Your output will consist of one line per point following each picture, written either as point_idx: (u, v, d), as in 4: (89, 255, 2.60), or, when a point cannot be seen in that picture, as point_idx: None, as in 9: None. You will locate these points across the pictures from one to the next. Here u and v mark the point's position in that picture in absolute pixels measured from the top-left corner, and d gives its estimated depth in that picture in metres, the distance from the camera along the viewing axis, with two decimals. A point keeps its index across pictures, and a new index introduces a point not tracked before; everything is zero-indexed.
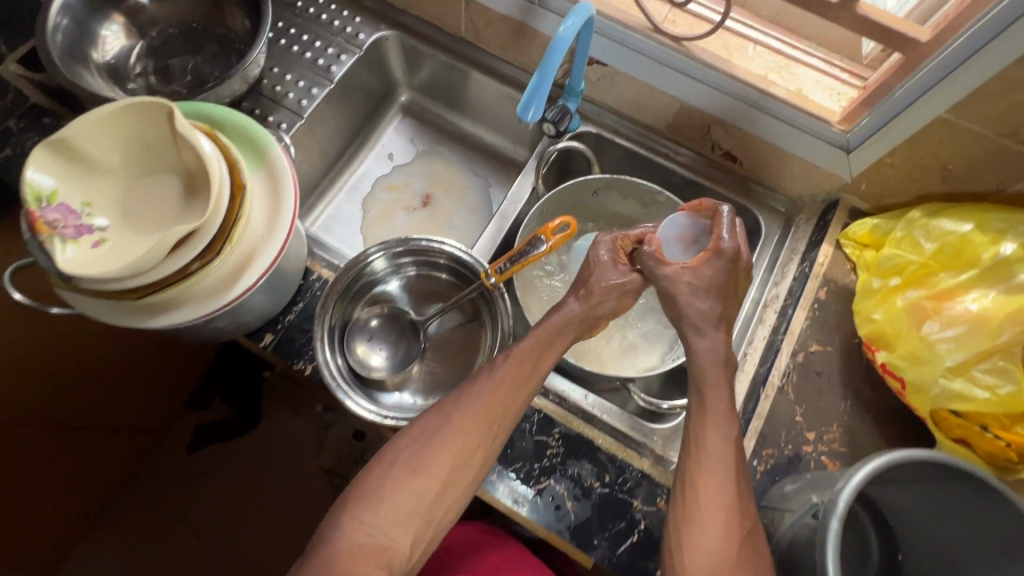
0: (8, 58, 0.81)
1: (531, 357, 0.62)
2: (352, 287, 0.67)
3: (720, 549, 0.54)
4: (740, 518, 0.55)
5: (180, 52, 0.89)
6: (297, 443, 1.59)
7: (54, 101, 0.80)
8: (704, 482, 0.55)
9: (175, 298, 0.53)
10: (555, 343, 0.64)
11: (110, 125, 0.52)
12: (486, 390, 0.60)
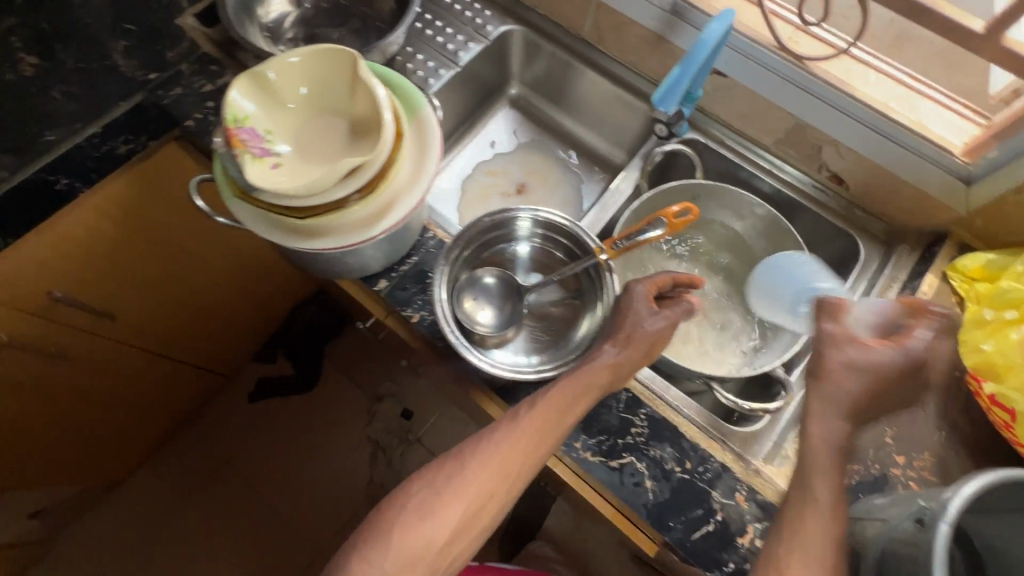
0: (188, 12, 0.92)
1: (552, 412, 0.61)
2: (483, 243, 0.73)
3: None
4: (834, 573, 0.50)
5: (328, 24, 0.98)
6: (349, 410, 1.65)
7: (220, 51, 0.90)
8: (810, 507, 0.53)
9: (329, 225, 0.59)
10: (578, 399, 0.62)
11: (306, 67, 0.59)
12: (504, 442, 0.61)
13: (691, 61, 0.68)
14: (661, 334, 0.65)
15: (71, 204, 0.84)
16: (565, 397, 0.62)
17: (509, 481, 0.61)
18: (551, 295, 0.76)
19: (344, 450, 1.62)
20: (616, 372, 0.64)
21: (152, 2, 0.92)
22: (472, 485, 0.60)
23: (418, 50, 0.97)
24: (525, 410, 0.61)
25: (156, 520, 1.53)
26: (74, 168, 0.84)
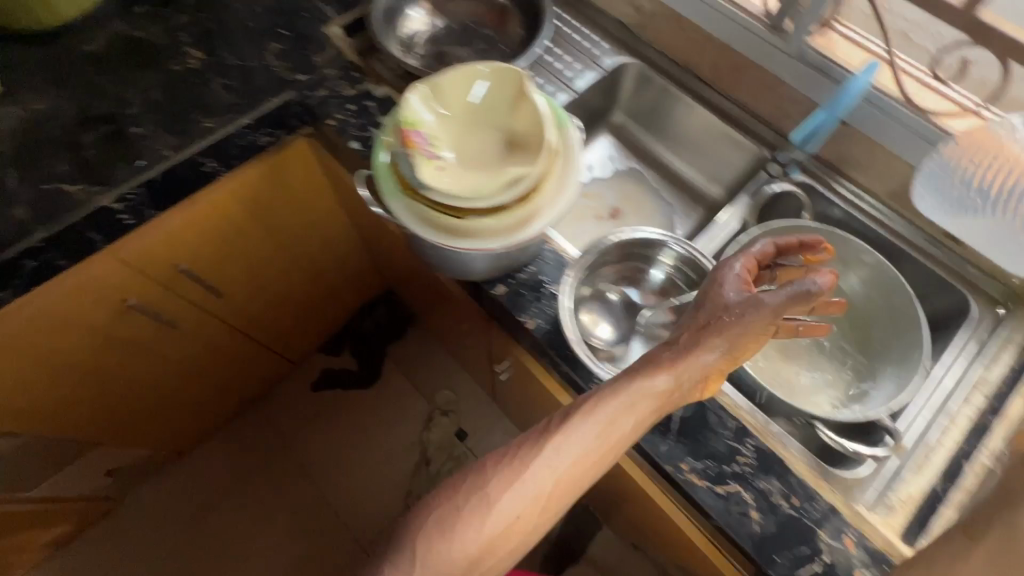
0: (335, 22, 1.00)
1: (597, 432, 0.60)
2: (621, 260, 0.82)
3: None
4: None
5: (456, 43, 1.04)
6: (405, 411, 1.69)
7: (360, 59, 0.97)
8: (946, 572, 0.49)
9: (480, 227, 0.62)
10: (622, 414, 0.61)
11: (481, 85, 0.65)
12: (545, 458, 0.60)
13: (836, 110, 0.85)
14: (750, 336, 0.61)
15: (209, 185, 0.95)
16: (618, 411, 0.61)
17: (553, 498, 0.60)
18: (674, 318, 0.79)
19: (397, 451, 1.64)
20: (677, 385, 0.61)
21: (305, 12, 1.01)
22: (517, 492, 0.60)
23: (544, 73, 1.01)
24: (568, 426, 0.60)
25: (214, 494, 1.60)
26: (222, 153, 0.92)
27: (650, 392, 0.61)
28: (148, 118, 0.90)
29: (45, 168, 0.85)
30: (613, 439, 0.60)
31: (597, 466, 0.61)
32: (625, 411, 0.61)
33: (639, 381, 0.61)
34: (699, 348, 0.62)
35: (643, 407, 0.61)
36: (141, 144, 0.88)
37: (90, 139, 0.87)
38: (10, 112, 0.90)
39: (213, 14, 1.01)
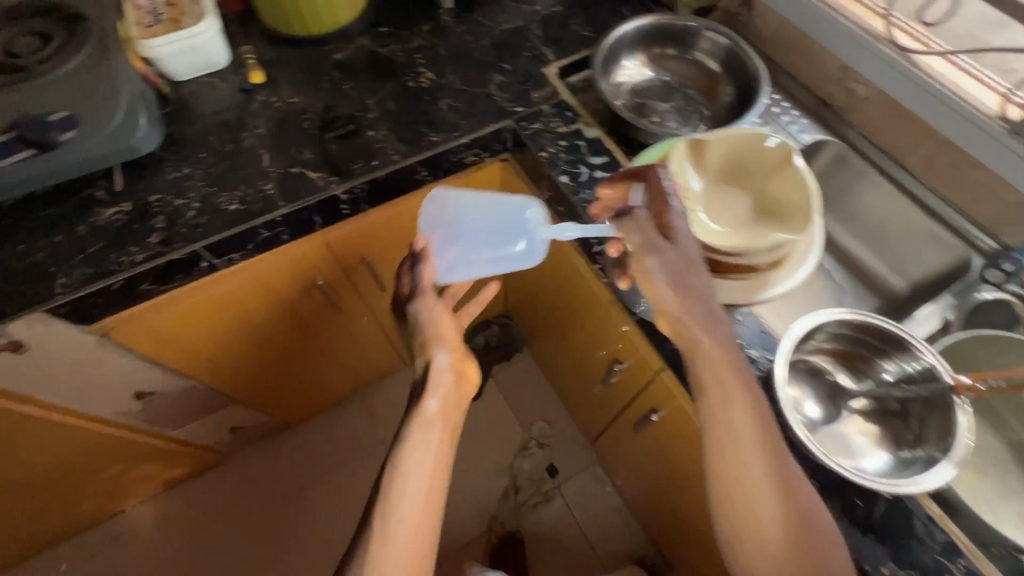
0: (554, 64, 1.08)
1: (420, 451, 0.75)
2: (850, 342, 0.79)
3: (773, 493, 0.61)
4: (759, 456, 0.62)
5: (658, 98, 1.09)
6: (500, 433, 1.71)
7: (574, 101, 1.03)
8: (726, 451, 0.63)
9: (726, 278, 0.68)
10: (429, 427, 0.77)
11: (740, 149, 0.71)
12: (394, 520, 0.70)
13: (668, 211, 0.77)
14: (444, 325, 0.85)
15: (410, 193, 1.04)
16: (419, 443, 0.76)
17: (422, 548, 0.70)
18: (877, 413, 0.79)
19: (486, 472, 1.66)
20: (445, 401, 0.80)
21: (528, 51, 1.10)
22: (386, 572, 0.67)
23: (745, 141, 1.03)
24: (389, 472, 0.74)
25: (309, 473, 1.67)
26: (434, 165, 1.00)
27: (431, 415, 0.78)
28: (383, 124, 1.00)
29: (293, 154, 0.96)
30: (428, 443, 0.76)
31: (433, 506, 0.72)
32: (417, 448, 0.75)
33: (417, 418, 0.78)
34: (429, 364, 0.81)
35: (433, 433, 0.77)
36: (376, 147, 0.97)
37: (334, 135, 0.98)
38: (270, 104, 1.03)
39: (445, 42, 1.12)
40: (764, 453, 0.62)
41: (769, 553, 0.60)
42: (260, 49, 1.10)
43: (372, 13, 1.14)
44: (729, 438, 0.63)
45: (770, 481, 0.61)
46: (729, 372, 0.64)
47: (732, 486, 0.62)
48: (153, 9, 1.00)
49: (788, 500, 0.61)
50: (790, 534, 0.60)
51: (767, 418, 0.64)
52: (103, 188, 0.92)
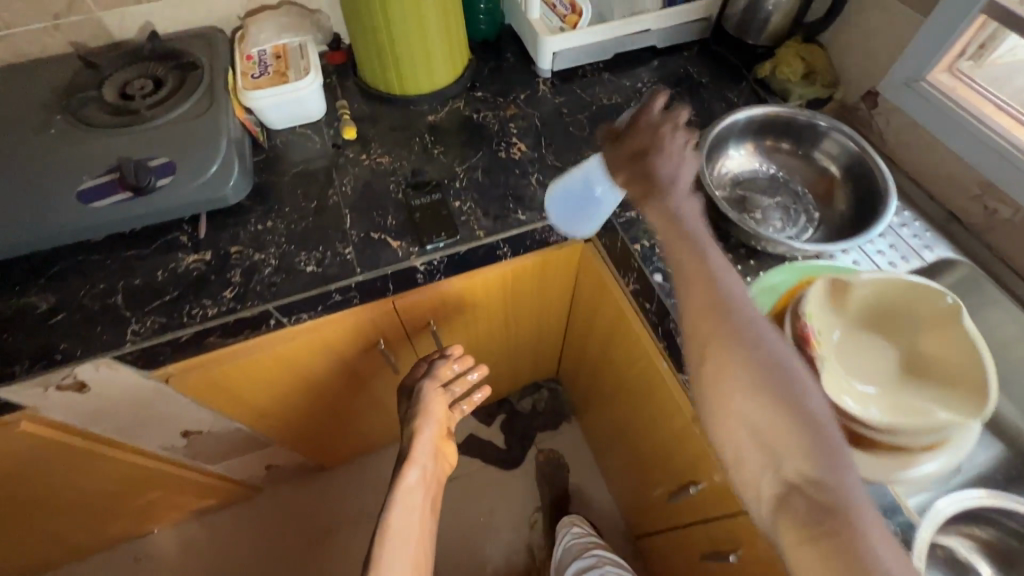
0: None
1: (409, 509, 0.88)
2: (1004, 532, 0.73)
3: (752, 380, 0.56)
4: (739, 333, 0.58)
5: (763, 192, 1.01)
6: (538, 508, 1.60)
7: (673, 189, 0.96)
8: (707, 332, 0.60)
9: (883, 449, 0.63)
10: (413, 490, 0.90)
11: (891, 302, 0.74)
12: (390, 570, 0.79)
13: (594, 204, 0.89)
14: (437, 406, 0.99)
15: (486, 267, 0.98)
16: (402, 504, 0.87)
17: None
18: None
19: (518, 551, 1.55)
20: (422, 469, 0.93)
21: None
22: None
23: (868, 253, 0.92)
24: (382, 533, 0.84)
25: (337, 520, 1.61)
26: (516, 242, 0.94)
27: (412, 487, 0.90)
28: (468, 196, 0.96)
29: (376, 219, 0.93)
30: (411, 501, 0.88)
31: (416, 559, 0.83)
32: (404, 508, 0.87)
33: (398, 488, 0.89)
34: (416, 439, 0.95)
35: (416, 498, 0.89)
36: (460, 220, 0.93)
37: (419, 202, 0.94)
38: (359, 161, 1.01)
39: (541, 112, 1.08)
40: (728, 322, 0.59)
41: (749, 418, 0.56)
42: (355, 104, 1.10)
43: (471, 76, 1.13)
44: (696, 316, 0.61)
45: (741, 349, 0.58)
46: (691, 256, 0.64)
47: (716, 371, 0.58)
48: (261, 61, 1.02)
49: (757, 362, 0.57)
50: (760, 392, 0.55)
51: (733, 288, 0.61)
52: (188, 234, 0.92)
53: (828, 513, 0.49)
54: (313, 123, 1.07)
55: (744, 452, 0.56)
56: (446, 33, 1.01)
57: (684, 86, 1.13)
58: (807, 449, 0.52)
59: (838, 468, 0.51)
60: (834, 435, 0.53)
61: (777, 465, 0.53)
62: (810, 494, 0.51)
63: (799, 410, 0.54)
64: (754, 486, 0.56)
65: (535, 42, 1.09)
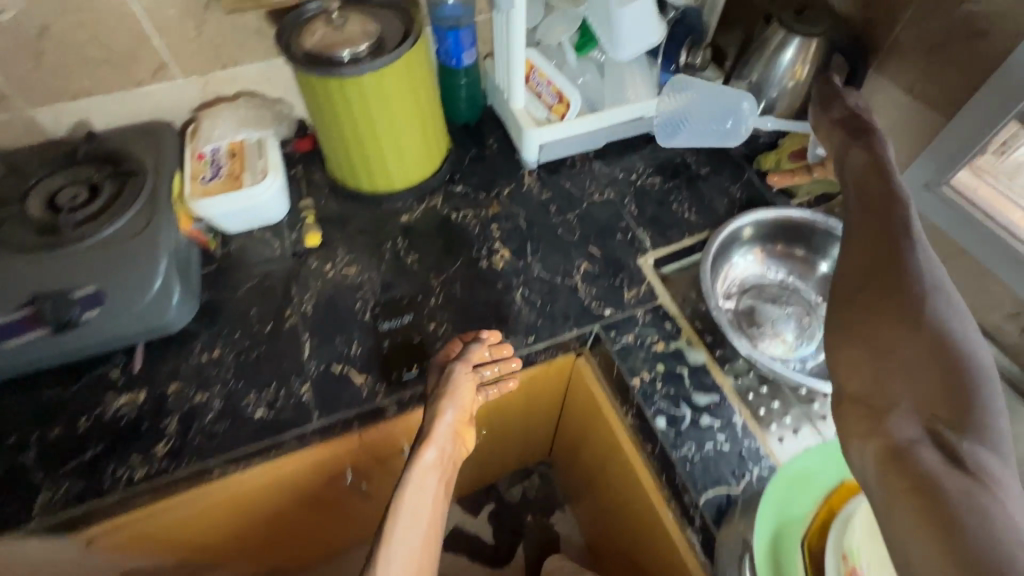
0: (649, 253, 0.93)
1: (417, 517, 0.66)
2: None
3: (908, 308, 0.52)
4: (905, 260, 0.55)
5: (772, 303, 0.92)
6: None
7: (675, 307, 0.86)
8: (874, 254, 0.57)
9: None
10: (424, 491, 0.68)
11: None
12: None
13: (694, 121, 1.02)
14: (465, 390, 0.74)
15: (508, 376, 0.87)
16: (414, 493, 0.67)
17: None
18: None
19: None
20: (442, 451, 0.71)
21: (619, 232, 0.95)
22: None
23: None
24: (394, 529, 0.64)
25: None
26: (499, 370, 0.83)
27: (428, 473, 0.69)
28: (444, 317, 0.85)
29: (339, 346, 0.82)
30: (417, 511, 0.67)
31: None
32: (416, 498, 0.67)
33: (413, 470, 0.68)
34: (436, 420, 0.72)
35: (432, 482, 0.69)
36: (435, 347, 0.82)
37: (389, 326, 0.84)
38: (323, 273, 0.90)
39: (526, 210, 0.99)
40: (902, 270, 0.55)
41: (891, 355, 0.51)
42: (321, 201, 1.00)
43: (449, 168, 1.03)
44: (865, 256, 0.58)
45: (917, 291, 0.53)
46: (878, 203, 0.62)
47: (877, 294, 0.54)
48: (215, 161, 0.91)
49: (926, 309, 0.51)
50: (921, 334, 0.50)
51: (921, 234, 0.57)
52: (120, 368, 0.80)
53: (960, 465, 0.42)
54: (274, 224, 0.96)
55: (867, 391, 0.51)
56: (422, 131, 0.92)
57: (681, 176, 1.04)
58: (959, 401, 0.46)
59: (988, 436, 0.43)
60: (1000, 407, 0.45)
61: (908, 401, 0.48)
62: (943, 440, 0.44)
63: (963, 367, 0.47)
64: (862, 432, 0.49)
65: (519, 133, 1.01)
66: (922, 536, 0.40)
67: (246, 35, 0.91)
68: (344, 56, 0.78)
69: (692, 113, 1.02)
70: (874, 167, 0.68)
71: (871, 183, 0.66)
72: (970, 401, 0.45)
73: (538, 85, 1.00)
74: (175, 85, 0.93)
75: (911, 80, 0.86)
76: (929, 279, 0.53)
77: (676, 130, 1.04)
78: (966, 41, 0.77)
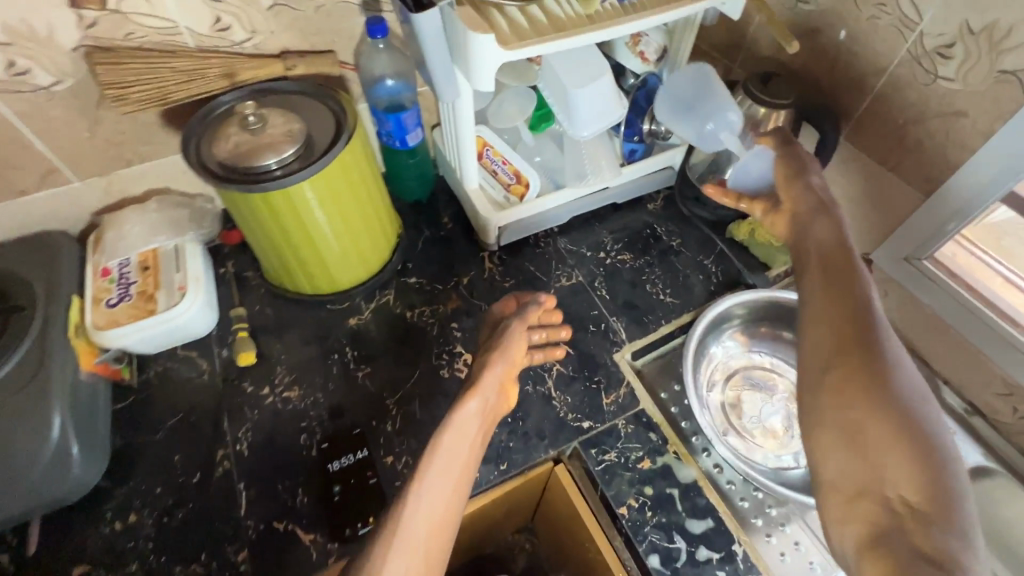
0: (624, 347, 0.85)
1: (450, 456, 0.60)
2: None
3: (874, 379, 0.54)
4: (861, 329, 0.57)
5: (758, 391, 0.86)
6: None
7: (659, 412, 0.79)
8: (830, 318, 0.60)
9: None
10: (461, 440, 0.62)
11: None
12: (424, 524, 0.56)
13: (688, 112, 0.85)
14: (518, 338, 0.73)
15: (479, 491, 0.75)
16: (452, 439, 0.61)
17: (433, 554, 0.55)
18: None
19: None
20: (486, 403, 0.66)
21: (591, 322, 0.87)
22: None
23: None
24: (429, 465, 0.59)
25: None
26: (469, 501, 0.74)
27: (468, 422, 0.63)
28: (404, 446, 0.75)
29: (280, 497, 0.71)
30: (462, 452, 0.61)
31: (446, 527, 0.57)
32: (455, 438, 0.62)
33: (452, 418, 0.63)
34: (485, 370, 0.68)
35: (472, 427, 0.64)
36: (395, 487, 0.72)
37: (339, 465, 0.73)
38: (260, 399, 0.79)
39: (489, 303, 0.90)
40: (873, 351, 0.56)
41: (862, 435, 0.52)
42: (255, 305, 0.88)
43: (400, 257, 0.93)
44: (834, 330, 0.59)
45: (885, 365, 0.54)
46: (839, 273, 0.63)
47: (838, 360, 0.56)
48: (122, 277, 0.78)
49: (900, 393, 0.53)
50: (891, 422, 0.52)
51: (879, 312, 0.58)
52: (10, 551, 0.68)
53: (932, 561, 0.45)
54: (200, 340, 0.84)
55: (842, 475, 0.53)
56: (366, 229, 0.83)
57: (652, 251, 0.97)
58: (941, 493, 0.48)
59: (959, 526, 0.47)
60: (964, 490, 0.49)
61: (882, 479, 0.50)
62: (915, 536, 0.47)
63: (931, 453, 0.50)
64: (842, 512, 0.52)
65: (476, 215, 0.92)
66: None
67: (152, 131, 0.78)
68: (270, 166, 0.67)
69: (693, 103, 0.85)
70: (842, 248, 0.66)
71: (833, 254, 0.66)
72: (939, 489, 0.48)
73: (493, 163, 0.90)
74: (69, 190, 0.80)
75: (886, 151, 0.82)
76: (890, 355, 0.55)
77: (671, 100, 0.85)
78: (943, 119, 0.73)
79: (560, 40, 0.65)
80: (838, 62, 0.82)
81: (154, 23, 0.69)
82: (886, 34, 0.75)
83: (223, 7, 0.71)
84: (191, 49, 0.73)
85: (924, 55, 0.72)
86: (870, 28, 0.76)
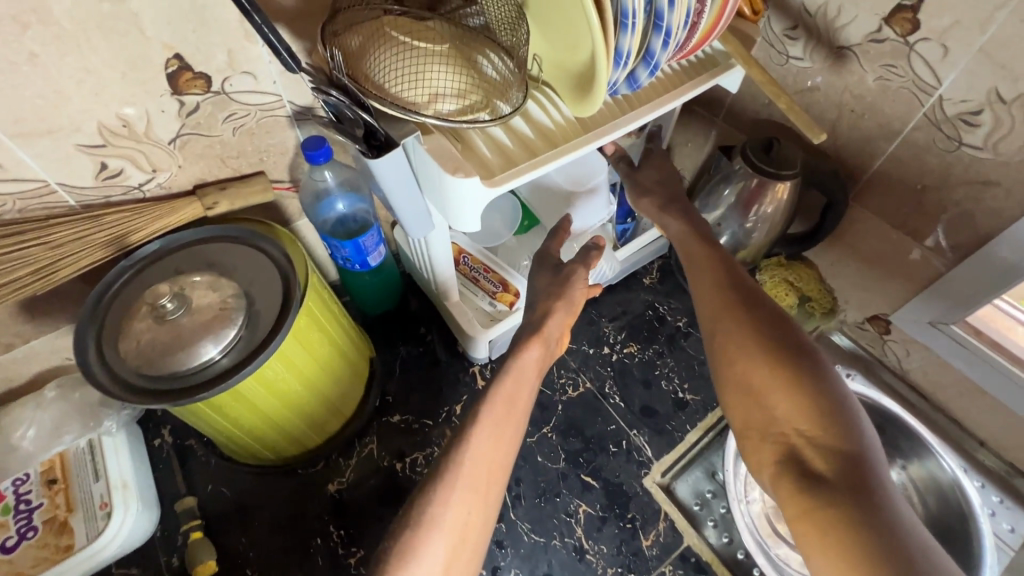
0: (653, 468, 0.75)
1: (513, 393, 0.54)
2: None
3: (761, 331, 0.53)
4: (733, 290, 0.57)
5: None
6: None
7: (710, 546, 0.71)
8: (704, 288, 0.59)
9: None
10: (522, 383, 0.55)
11: None
12: (486, 445, 0.51)
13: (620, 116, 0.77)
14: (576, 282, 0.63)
15: None
16: (513, 383, 0.55)
17: (485, 481, 0.50)
18: None
19: None
20: (548, 352, 0.58)
21: (611, 443, 0.77)
22: (451, 522, 0.47)
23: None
24: (492, 396, 0.53)
25: None
26: None
27: (529, 369, 0.56)
28: None
29: None
30: (526, 384, 0.55)
31: (501, 449, 0.52)
32: (514, 369, 0.55)
33: (513, 362, 0.56)
34: (551, 316, 0.59)
35: (531, 364, 0.57)
36: None
37: None
38: None
39: None
40: (746, 305, 0.56)
41: (751, 382, 0.52)
42: (206, 487, 0.71)
43: (378, 388, 0.79)
44: (716, 291, 0.59)
45: (757, 314, 0.55)
46: (698, 249, 0.64)
47: (719, 316, 0.56)
48: (21, 501, 0.61)
49: (775, 336, 0.53)
50: (768, 361, 0.51)
51: (745, 278, 0.59)
52: None
53: (834, 485, 0.44)
54: (142, 552, 0.67)
55: (749, 422, 0.52)
56: (334, 380, 0.68)
57: (659, 338, 0.85)
58: (836, 420, 0.48)
59: (868, 454, 0.46)
60: (851, 404, 0.49)
61: (772, 415, 0.50)
62: (810, 461, 0.47)
63: (812, 379, 0.50)
64: (755, 458, 0.52)
65: (460, 332, 0.79)
66: (827, 537, 0.42)
67: (37, 308, 0.60)
68: (213, 355, 0.52)
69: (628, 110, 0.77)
70: (695, 228, 0.66)
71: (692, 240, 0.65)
72: (825, 411, 0.48)
73: (472, 270, 0.78)
74: None
75: (903, 214, 0.75)
76: (763, 311, 0.55)
77: None
78: (970, 186, 0.67)
79: (555, 160, 0.54)
80: (842, 123, 0.75)
81: (13, 187, 0.52)
82: (898, 96, 0.67)
83: (108, 152, 0.54)
84: (75, 208, 0.56)
85: (945, 120, 0.65)
86: (878, 89, 0.69)
